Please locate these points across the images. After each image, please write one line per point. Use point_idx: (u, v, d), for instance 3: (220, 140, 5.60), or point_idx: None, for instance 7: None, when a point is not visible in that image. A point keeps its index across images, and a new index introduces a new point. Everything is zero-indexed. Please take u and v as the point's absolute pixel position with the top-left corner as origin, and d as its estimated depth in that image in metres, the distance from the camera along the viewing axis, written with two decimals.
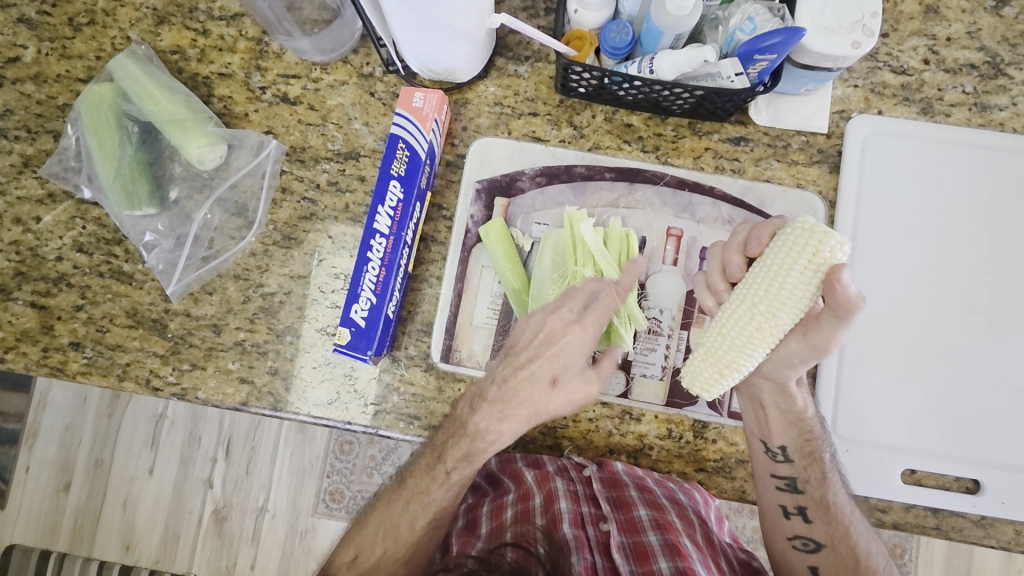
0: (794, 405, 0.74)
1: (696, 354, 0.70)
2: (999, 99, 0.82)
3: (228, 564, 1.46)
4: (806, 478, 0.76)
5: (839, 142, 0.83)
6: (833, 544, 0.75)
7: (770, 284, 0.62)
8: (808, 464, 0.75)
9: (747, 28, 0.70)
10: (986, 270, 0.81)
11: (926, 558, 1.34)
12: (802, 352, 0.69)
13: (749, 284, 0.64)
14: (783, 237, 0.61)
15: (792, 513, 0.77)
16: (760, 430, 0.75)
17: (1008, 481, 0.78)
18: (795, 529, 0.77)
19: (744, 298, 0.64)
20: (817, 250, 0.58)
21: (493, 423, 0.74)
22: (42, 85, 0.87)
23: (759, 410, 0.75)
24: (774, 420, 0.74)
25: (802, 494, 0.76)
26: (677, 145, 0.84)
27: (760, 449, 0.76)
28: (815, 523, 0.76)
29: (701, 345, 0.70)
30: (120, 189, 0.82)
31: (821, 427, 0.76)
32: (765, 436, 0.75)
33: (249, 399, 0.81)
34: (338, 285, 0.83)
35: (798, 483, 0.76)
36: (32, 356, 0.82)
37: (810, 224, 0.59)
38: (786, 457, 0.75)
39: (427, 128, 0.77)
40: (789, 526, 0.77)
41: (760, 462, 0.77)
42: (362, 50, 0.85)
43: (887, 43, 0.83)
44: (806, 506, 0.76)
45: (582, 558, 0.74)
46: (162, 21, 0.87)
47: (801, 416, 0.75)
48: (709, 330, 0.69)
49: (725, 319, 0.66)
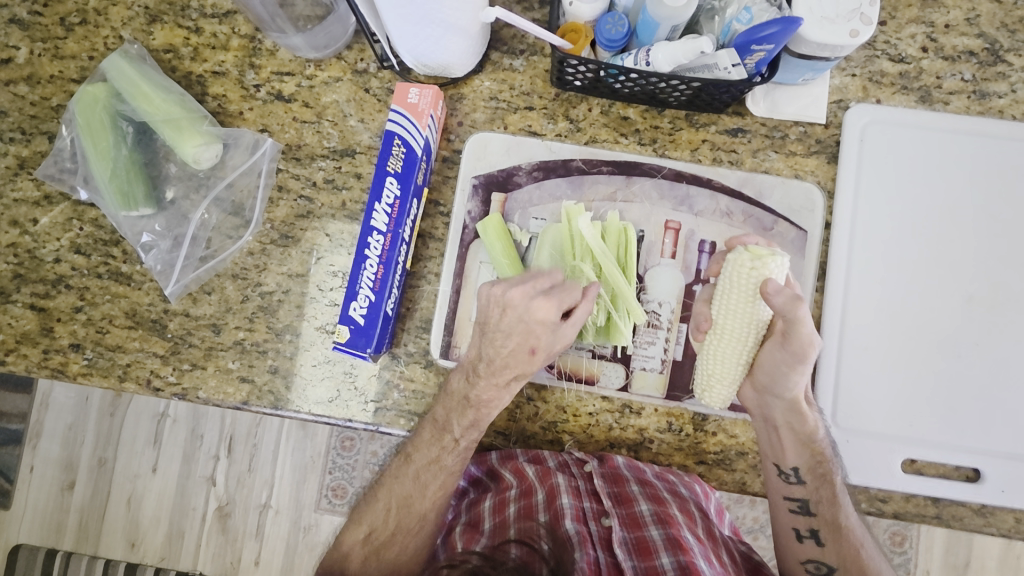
0: (806, 426, 0.75)
1: (721, 386, 0.74)
2: (999, 86, 0.82)
3: (233, 560, 1.48)
4: (817, 499, 0.76)
5: (837, 132, 0.82)
6: (845, 568, 0.74)
7: (755, 310, 0.70)
8: (819, 485, 0.76)
9: (744, 18, 0.70)
10: (985, 259, 0.80)
11: (926, 547, 1.34)
12: (792, 363, 0.71)
13: (736, 316, 0.71)
14: (760, 278, 0.68)
15: (805, 537, 0.77)
16: (774, 454, 0.76)
17: (1010, 468, 0.78)
18: (809, 553, 0.77)
19: (746, 328, 0.71)
20: (782, 274, 0.69)
21: (494, 393, 0.75)
22: (36, 86, 0.86)
23: (772, 432, 0.76)
24: (787, 442, 0.75)
25: (814, 516, 0.76)
26: (674, 137, 0.83)
27: (773, 473, 0.77)
28: (827, 547, 0.75)
29: (721, 377, 0.74)
30: (116, 190, 0.82)
31: (831, 448, 0.77)
32: (778, 458, 0.76)
33: (250, 398, 0.82)
34: (337, 283, 0.83)
35: (810, 506, 0.77)
36: (33, 358, 0.82)
37: (759, 252, 0.68)
38: (799, 479, 0.76)
39: (423, 124, 0.77)
40: (802, 549, 0.77)
41: (773, 485, 0.78)
42: (356, 45, 0.85)
43: (886, 31, 0.82)
44: (818, 528, 0.76)
45: (585, 553, 0.73)
46: (154, 20, 0.86)
47: (812, 438, 0.76)
48: (723, 365, 0.73)
49: (738, 350, 0.73)
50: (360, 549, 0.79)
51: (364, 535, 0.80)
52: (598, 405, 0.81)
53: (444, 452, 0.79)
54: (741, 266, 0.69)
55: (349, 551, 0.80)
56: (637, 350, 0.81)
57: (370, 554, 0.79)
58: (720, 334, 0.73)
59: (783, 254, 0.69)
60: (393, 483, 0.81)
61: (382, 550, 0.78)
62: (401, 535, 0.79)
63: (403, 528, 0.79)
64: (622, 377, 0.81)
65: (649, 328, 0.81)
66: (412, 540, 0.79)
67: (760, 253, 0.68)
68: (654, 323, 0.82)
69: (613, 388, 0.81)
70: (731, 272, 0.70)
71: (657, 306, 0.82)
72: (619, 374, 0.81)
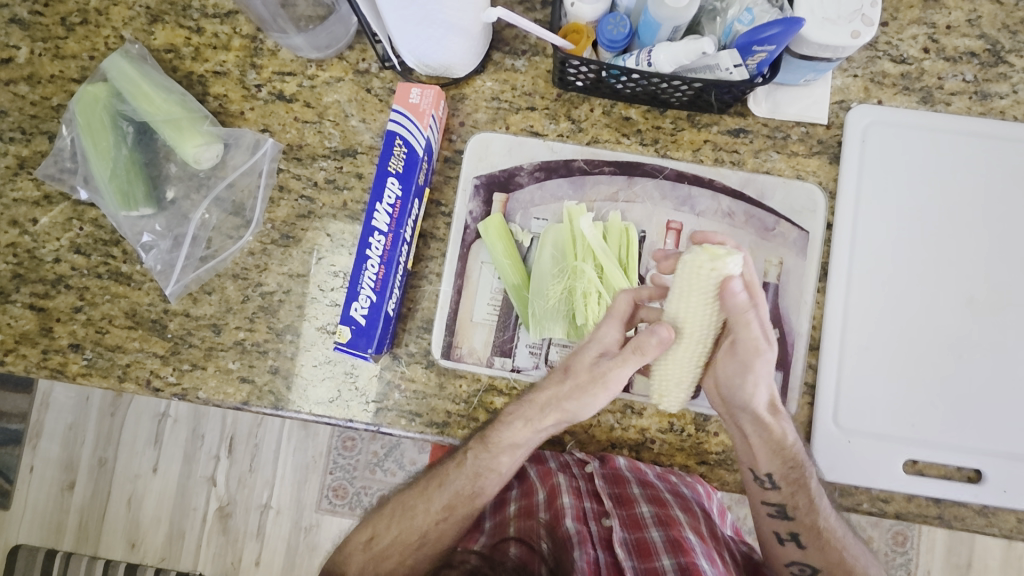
0: (774, 433, 0.73)
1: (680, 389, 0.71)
2: (1000, 86, 0.82)
3: (233, 561, 1.47)
4: (794, 504, 0.75)
5: (838, 132, 0.82)
6: (829, 570, 0.75)
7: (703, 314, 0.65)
8: (794, 491, 0.74)
9: (745, 19, 0.70)
10: (986, 259, 0.80)
11: (927, 547, 1.34)
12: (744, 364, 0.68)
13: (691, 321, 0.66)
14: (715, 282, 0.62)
15: (785, 540, 0.77)
16: (748, 460, 0.75)
17: (1012, 469, 0.78)
18: (791, 556, 0.77)
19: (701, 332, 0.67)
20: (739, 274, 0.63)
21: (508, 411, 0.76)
22: (36, 86, 0.86)
23: (742, 437, 0.75)
24: (759, 449, 0.74)
25: (793, 520, 0.75)
26: (676, 137, 0.83)
27: (750, 477, 0.76)
28: (810, 549, 0.75)
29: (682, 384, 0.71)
30: (116, 190, 0.82)
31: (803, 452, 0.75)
32: (752, 464, 0.75)
33: (250, 399, 0.81)
34: (337, 283, 0.83)
35: (787, 511, 0.75)
36: (32, 358, 0.82)
37: (711, 253, 0.62)
38: (772, 484, 0.75)
39: (424, 124, 0.77)
40: (785, 553, 0.77)
41: (751, 489, 0.77)
42: (357, 45, 0.85)
43: (887, 32, 0.82)
44: (799, 531, 0.75)
45: (585, 553, 0.74)
46: (155, 20, 0.86)
47: (784, 445, 0.73)
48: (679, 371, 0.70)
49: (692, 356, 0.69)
50: (360, 555, 0.79)
51: (367, 539, 0.80)
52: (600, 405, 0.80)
53: (453, 468, 0.79)
54: (695, 268, 0.63)
55: (350, 554, 0.80)
56: None
57: (368, 561, 0.78)
58: (682, 341, 0.68)
59: (737, 253, 0.62)
60: (404, 496, 0.82)
61: (381, 560, 0.78)
62: (400, 547, 0.79)
63: (403, 539, 0.79)
64: None
65: None
66: (410, 555, 0.78)
67: (717, 253, 0.62)
68: None
69: None
70: (686, 277, 0.64)
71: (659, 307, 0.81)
72: None
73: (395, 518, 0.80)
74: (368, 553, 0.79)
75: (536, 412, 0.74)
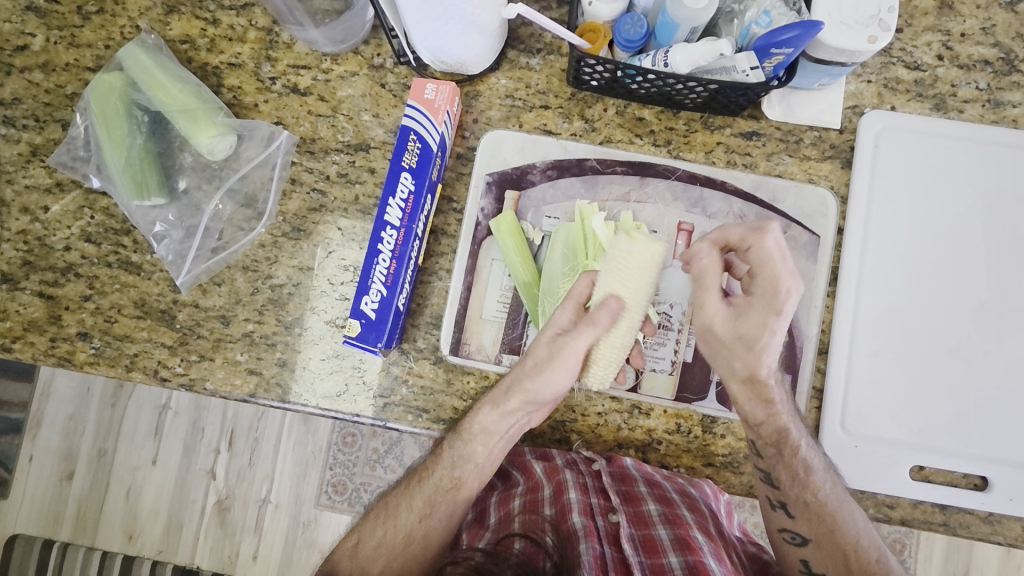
0: (751, 413, 0.74)
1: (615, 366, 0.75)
2: (1013, 95, 0.82)
3: (230, 555, 1.46)
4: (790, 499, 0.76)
5: (851, 137, 0.82)
6: (818, 539, 0.75)
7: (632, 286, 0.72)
8: (775, 463, 0.75)
9: (763, 22, 0.70)
10: (996, 266, 0.80)
11: (925, 554, 1.34)
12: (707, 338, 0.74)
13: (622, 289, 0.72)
14: (638, 258, 0.71)
15: (776, 506, 0.77)
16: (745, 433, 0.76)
17: (1016, 477, 0.78)
18: (783, 522, 0.78)
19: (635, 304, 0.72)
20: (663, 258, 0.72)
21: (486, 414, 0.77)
22: (50, 74, 0.86)
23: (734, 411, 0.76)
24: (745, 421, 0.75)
25: (779, 490, 0.76)
26: (688, 139, 0.83)
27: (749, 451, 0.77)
28: (798, 518, 0.76)
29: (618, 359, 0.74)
30: (130, 179, 0.82)
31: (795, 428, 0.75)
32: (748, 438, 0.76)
33: (257, 391, 0.81)
34: (347, 277, 0.83)
35: (773, 478, 0.76)
36: (40, 346, 0.82)
37: (631, 234, 0.72)
38: (756, 451, 0.76)
39: (439, 120, 0.77)
40: (777, 519, 0.78)
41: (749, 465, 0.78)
42: (373, 41, 0.85)
43: (902, 38, 0.82)
44: (787, 502, 0.76)
45: (591, 547, 0.73)
46: (171, 10, 0.86)
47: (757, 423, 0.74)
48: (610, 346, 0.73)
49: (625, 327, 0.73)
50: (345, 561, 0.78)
51: (352, 546, 0.80)
52: (606, 404, 0.81)
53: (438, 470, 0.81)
54: (620, 250, 0.72)
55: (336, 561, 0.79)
56: (648, 350, 0.81)
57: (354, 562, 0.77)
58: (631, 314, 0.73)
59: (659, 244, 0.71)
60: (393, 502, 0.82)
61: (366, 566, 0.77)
62: (386, 550, 0.78)
63: (388, 543, 0.78)
64: (633, 377, 0.81)
65: (660, 329, 0.81)
66: (399, 559, 0.77)
67: (637, 236, 0.71)
68: (665, 324, 0.81)
69: (623, 388, 0.81)
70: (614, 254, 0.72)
71: (668, 307, 0.82)
72: (631, 375, 0.81)
73: (379, 522, 0.81)
74: (353, 560, 0.78)
75: (515, 403, 0.74)
